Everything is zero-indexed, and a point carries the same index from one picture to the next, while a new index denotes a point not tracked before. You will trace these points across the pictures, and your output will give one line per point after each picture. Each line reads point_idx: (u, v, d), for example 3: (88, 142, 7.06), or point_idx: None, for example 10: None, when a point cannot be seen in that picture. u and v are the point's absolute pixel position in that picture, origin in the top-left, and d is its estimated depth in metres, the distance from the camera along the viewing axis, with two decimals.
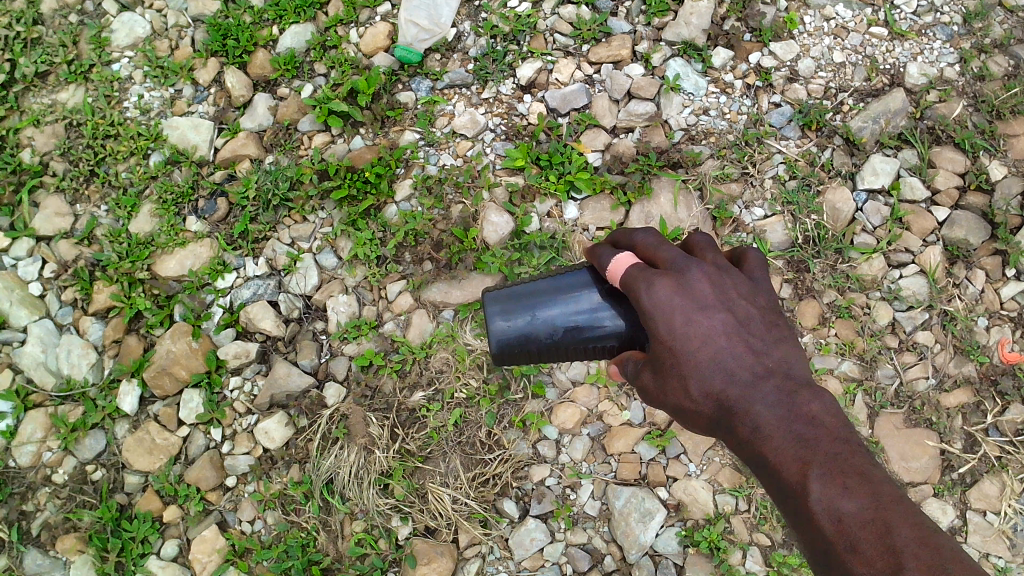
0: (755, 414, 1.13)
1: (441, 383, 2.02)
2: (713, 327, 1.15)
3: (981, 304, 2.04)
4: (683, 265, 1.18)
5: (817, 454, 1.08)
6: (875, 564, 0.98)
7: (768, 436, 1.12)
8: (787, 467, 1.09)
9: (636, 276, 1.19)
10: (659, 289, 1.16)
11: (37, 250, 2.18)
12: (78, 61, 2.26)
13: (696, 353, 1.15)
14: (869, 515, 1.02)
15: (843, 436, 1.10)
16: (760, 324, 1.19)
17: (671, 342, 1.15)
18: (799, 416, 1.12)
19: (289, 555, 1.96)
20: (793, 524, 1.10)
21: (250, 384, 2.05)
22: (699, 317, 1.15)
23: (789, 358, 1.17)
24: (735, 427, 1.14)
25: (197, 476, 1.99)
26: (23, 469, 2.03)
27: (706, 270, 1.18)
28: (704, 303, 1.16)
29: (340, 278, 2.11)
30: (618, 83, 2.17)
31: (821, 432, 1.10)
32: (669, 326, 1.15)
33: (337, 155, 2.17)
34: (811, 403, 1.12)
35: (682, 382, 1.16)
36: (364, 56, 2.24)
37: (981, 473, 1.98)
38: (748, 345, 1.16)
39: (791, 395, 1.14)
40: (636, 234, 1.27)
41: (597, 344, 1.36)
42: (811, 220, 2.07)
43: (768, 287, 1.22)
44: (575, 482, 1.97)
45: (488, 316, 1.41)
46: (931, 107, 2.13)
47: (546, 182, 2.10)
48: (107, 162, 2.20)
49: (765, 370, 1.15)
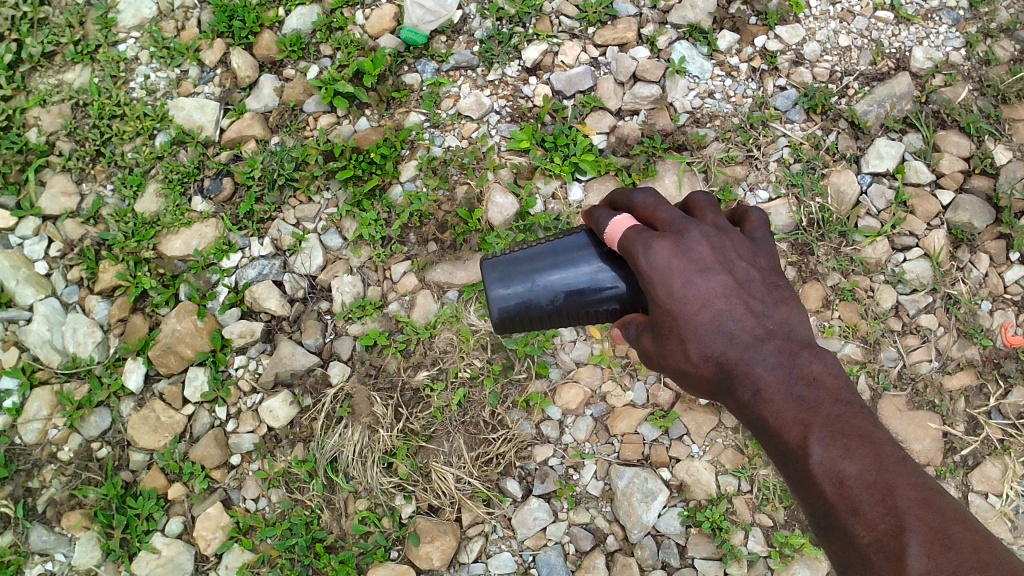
0: (756, 376, 1.16)
1: (445, 363, 2.02)
2: (713, 289, 1.18)
3: (985, 288, 2.04)
4: (683, 226, 1.21)
5: (819, 416, 1.11)
6: (876, 527, 1.02)
7: (768, 398, 1.14)
8: (788, 430, 1.12)
9: (634, 239, 1.22)
10: (657, 251, 1.18)
11: (44, 229, 2.18)
12: (84, 41, 2.26)
13: (695, 316, 1.17)
14: (871, 477, 1.05)
15: (845, 397, 1.13)
16: (761, 285, 1.22)
17: (671, 306, 1.18)
18: (799, 377, 1.14)
19: (293, 532, 1.96)
20: (794, 485, 1.13)
21: (255, 362, 2.06)
22: (698, 280, 1.17)
23: (788, 319, 1.21)
24: (736, 390, 1.17)
25: (203, 454, 2.00)
26: (29, 446, 2.05)
27: (706, 232, 1.21)
28: (704, 265, 1.18)
29: (345, 258, 2.11)
30: (623, 65, 2.18)
31: (821, 393, 1.13)
32: (669, 291, 1.18)
33: (343, 135, 2.18)
34: (812, 364, 1.16)
35: (682, 346, 1.19)
36: (370, 38, 2.24)
37: (982, 456, 1.98)
38: (749, 307, 1.19)
39: (791, 356, 1.17)
40: (635, 196, 1.30)
41: (598, 307, 1.38)
42: (816, 203, 2.08)
43: (769, 247, 1.27)
44: (578, 462, 1.98)
45: (488, 283, 1.43)
46: (936, 91, 2.14)
47: (551, 164, 2.10)
48: (113, 142, 2.20)
49: (766, 332, 1.18)
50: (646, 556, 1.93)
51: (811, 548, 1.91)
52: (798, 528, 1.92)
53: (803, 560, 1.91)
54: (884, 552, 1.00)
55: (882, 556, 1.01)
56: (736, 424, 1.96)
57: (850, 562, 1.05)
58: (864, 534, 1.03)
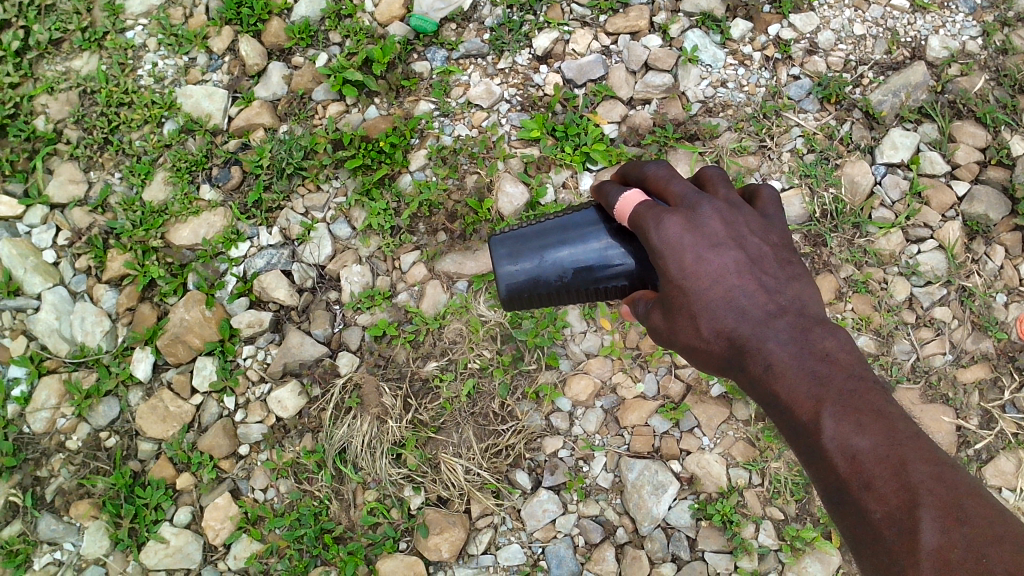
0: (768, 351, 1.13)
1: (454, 354, 2.01)
2: (725, 265, 1.16)
3: (1001, 281, 2.02)
4: (695, 201, 1.19)
5: (831, 392, 1.09)
6: (889, 501, 1.01)
7: (780, 373, 1.12)
8: (800, 405, 1.10)
9: (645, 215, 1.20)
10: (668, 227, 1.17)
11: (51, 217, 2.17)
12: (92, 28, 2.25)
13: (706, 292, 1.16)
14: (884, 452, 1.03)
15: (858, 372, 1.11)
16: (773, 261, 1.20)
17: (683, 282, 1.16)
18: (812, 352, 1.13)
19: (301, 523, 1.96)
20: (805, 461, 1.11)
21: (264, 352, 2.05)
22: (710, 255, 1.16)
23: (801, 296, 1.19)
24: (747, 365, 1.15)
25: (211, 444, 1.99)
26: (37, 435, 2.04)
27: (718, 207, 1.19)
28: (717, 240, 1.17)
29: (354, 248, 2.09)
30: (635, 54, 2.15)
31: (834, 368, 1.11)
32: (681, 266, 1.16)
33: (351, 124, 2.16)
34: (825, 340, 1.14)
35: (693, 322, 1.17)
36: (379, 25, 2.22)
37: (997, 450, 1.95)
38: (761, 283, 1.17)
39: (804, 332, 1.15)
40: (647, 166, 1.27)
41: (607, 284, 1.36)
42: (829, 194, 2.05)
43: (781, 223, 1.25)
44: (588, 455, 1.97)
45: (495, 260, 1.42)
46: (952, 80, 2.11)
47: (561, 154, 2.09)
48: (121, 129, 2.19)
49: (778, 307, 1.16)
50: (656, 549, 1.91)
51: (823, 542, 1.88)
52: (809, 522, 1.91)
53: (814, 554, 1.89)
54: (896, 527, 0.99)
55: (893, 530, 1.00)
56: (748, 417, 1.95)
57: (862, 537, 1.04)
58: (876, 509, 1.02)
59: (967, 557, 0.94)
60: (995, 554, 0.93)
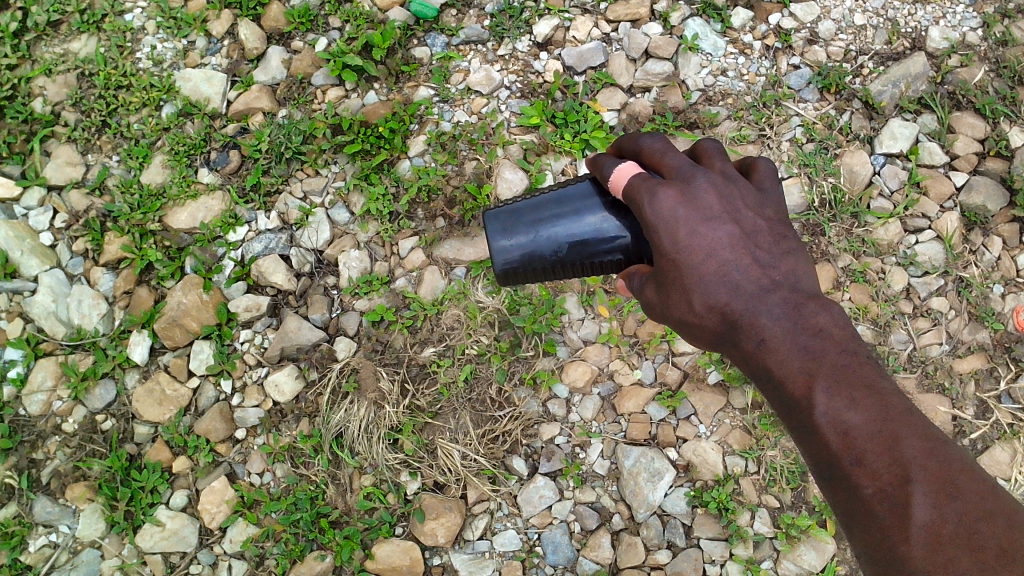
0: (760, 326, 1.13)
1: (452, 339, 2.01)
2: (718, 239, 1.16)
3: (997, 271, 2.02)
4: (689, 174, 1.19)
5: (825, 367, 1.08)
6: (880, 477, 1.01)
7: (773, 348, 1.11)
8: (792, 380, 1.09)
9: (639, 187, 1.20)
10: (662, 199, 1.17)
11: (48, 200, 2.16)
12: (91, 11, 2.23)
13: (699, 266, 1.16)
14: (876, 428, 1.03)
15: (852, 347, 1.10)
16: (767, 235, 1.19)
17: (676, 255, 1.16)
18: (805, 327, 1.11)
19: (297, 507, 1.95)
20: (797, 436, 1.10)
21: (261, 336, 2.05)
22: (704, 229, 1.16)
23: (795, 270, 1.18)
24: (740, 339, 1.14)
25: (208, 428, 1.99)
26: (33, 417, 2.04)
27: (712, 180, 1.19)
28: (710, 214, 1.17)
29: (352, 233, 2.09)
30: (635, 41, 2.15)
31: (828, 343, 1.09)
32: (674, 240, 1.16)
33: (351, 109, 2.16)
34: (818, 314, 1.12)
35: (685, 296, 1.17)
36: (379, 10, 2.21)
37: (992, 440, 1.95)
38: (754, 257, 1.17)
39: (797, 307, 1.13)
40: (642, 139, 1.27)
41: (603, 258, 1.36)
42: (828, 183, 2.05)
43: (776, 196, 1.24)
44: (585, 441, 1.97)
45: (490, 236, 1.42)
46: (952, 71, 2.12)
47: (561, 140, 2.09)
48: (120, 113, 2.18)
49: (772, 282, 1.15)
50: (652, 536, 1.92)
51: (818, 530, 1.89)
52: (805, 510, 1.92)
53: (809, 542, 1.90)
54: (888, 502, 1.00)
55: (885, 506, 1.00)
56: (744, 405, 1.96)
57: (852, 511, 1.04)
58: (867, 484, 1.02)
59: (959, 533, 0.96)
60: (987, 530, 0.96)
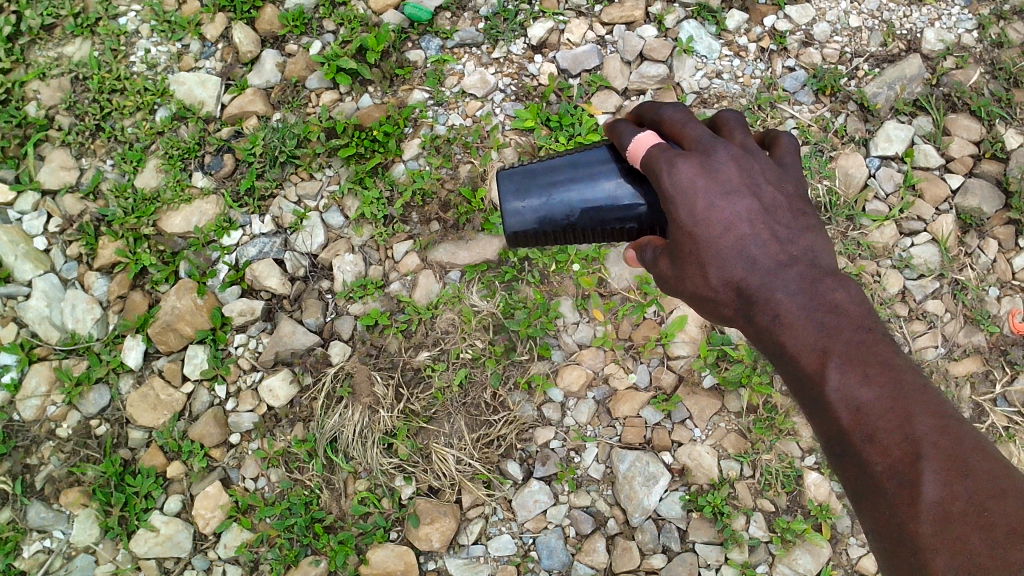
0: (776, 302, 1.12)
1: (447, 344, 2.01)
2: (736, 213, 1.14)
3: (993, 274, 2.01)
4: (709, 146, 1.17)
5: (839, 343, 1.08)
6: (891, 453, 1.02)
7: (788, 324, 1.11)
8: (807, 356, 1.09)
9: (658, 157, 1.18)
10: (681, 171, 1.15)
11: (43, 204, 2.15)
12: (85, 14, 2.23)
13: (717, 240, 1.14)
14: (889, 404, 1.04)
15: (867, 324, 1.10)
16: (787, 210, 1.18)
17: (693, 229, 1.14)
18: (821, 304, 1.11)
19: (292, 512, 1.95)
20: (808, 412, 1.11)
21: (256, 341, 2.05)
22: (722, 203, 1.14)
23: (815, 246, 1.16)
24: (756, 316, 1.14)
25: (202, 433, 1.98)
26: (27, 422, 2.03)
27: (733, 152, 1.17)
28: (730, 188, 1.15)
29: (347, 237, 2.09)
30: (630, 44, 2.15)
31: (844, 319, 1.10)
32: (692, 213, 1.14)
33: (345, 112, 2.15)
34: (835, 291, 1.12)
35: (702, 270, 1.16)
36: (373, 14, 2.21)
37: (988, 443, 1.94)
38: (774, 233, 1.15)
39: (814, 282, 1.13)
40: (663, 109, 1.25)
41: (616, 225, 1.36)
42: (823, 186, 2.04)
43: (797, 170, 1.23)
44: (580, 445, 1.97)
45: (504, 196, 1.41)
46: (947, 73, 2.11)
47: (555, 144, 2.08)
48: (114, 116, 2.18)
49: (790, 258, 1.14)
50: (647, 540, 1.91)
51: (814, 534, 1.88)
52: (800, 514, 1.91)
53: (804, 546, 1.89)
54: (897, 479, 1.01)
55: (894, 482, 1.01)
56: (739, 409, 1.96)
57: (862, 488, 1.05)
58: (878, 460, 1.03)
59: (968, 510, 0.97)
60: (999, 509, 0.97)
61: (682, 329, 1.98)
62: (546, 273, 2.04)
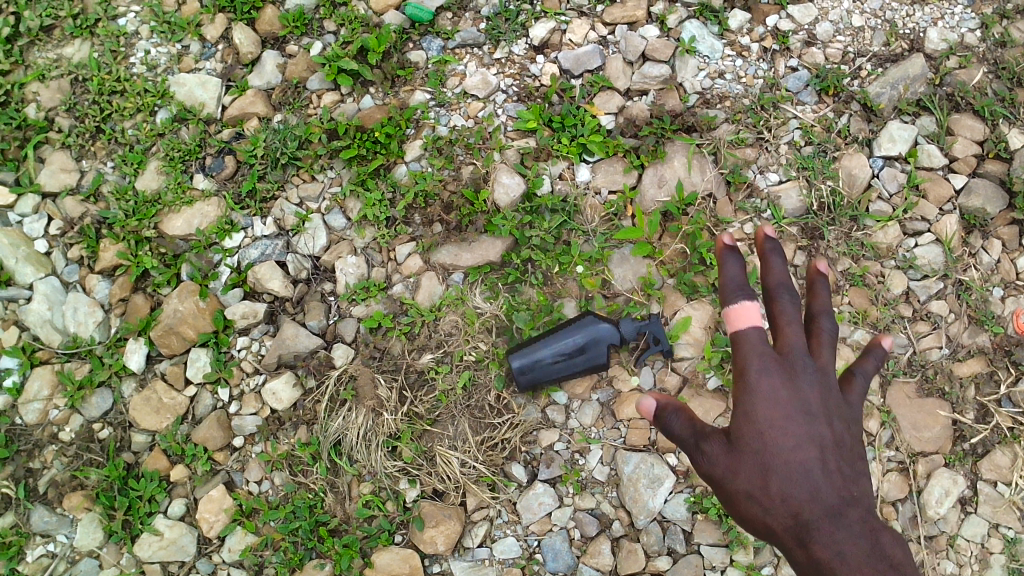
0: (813, 491, 1.13)
1: (450, 346, 2.00)
2: (808, 445, 1.16)
3: (997, 274, 2.02)
4: (801, 367, 1.23)
5: (875, 559, 1.09)
6: None
7: (817, 525, 1.12)
8: (841, 544, 1.10)
9: (756, 336, 1.23)
10: (767, 370, 1.21)
11: (43, 207, 2.14)
12: (84, 15, 2.21)
13: (783, 459, 1.16)
14: None
15: (903, 555, 1.12)
16: (849, 454, 1.20)
17: (771, 438, 1.17)
18: (847, 494, 1.14)
19: (296, 516, 1.94)
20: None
21: (258, 344, 2.04)
22: (796, 426, 1.18)
23: (851, 451, 1.20)
24: (775, 512, 1.15)
25: (205, 436, 1.98)
26: (30, 426, 2.02)
27: (818, 380, 1.23)
28: (809, 413, 1.19)
29: (349, 239, 2.08)
30: (632, 44, 2.14)
31: (870, 529, 1.12)
32: (761, 437, 1.18)
33: (346, 113, 2.14)
34: (859, 483, 1.16)
35: (761, 509, 1.16)
36: (374, 14, 2.20)
37: (992, 444, 1.95)
38: (825, 446, 1.17)
39: (845, 483, 1.15)
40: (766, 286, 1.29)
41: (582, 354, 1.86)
42: (826, 186, 2.04)
43: (835, 328, 1.30)
44: (584, 447, 1.96)
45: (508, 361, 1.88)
46: (951, 73, 2.11)
47: (558, 145, 2.07)
48: (114, 118, 2.16)
49: (836, 469, 1.16)
50: (652, 542, 1.92)
51: None
52: None
53: None
54: None
55: None
56: None
57: None
58: None
59: None
60: None
61: (686, 331, 1.98)
62: (549, 275, 2.03)
